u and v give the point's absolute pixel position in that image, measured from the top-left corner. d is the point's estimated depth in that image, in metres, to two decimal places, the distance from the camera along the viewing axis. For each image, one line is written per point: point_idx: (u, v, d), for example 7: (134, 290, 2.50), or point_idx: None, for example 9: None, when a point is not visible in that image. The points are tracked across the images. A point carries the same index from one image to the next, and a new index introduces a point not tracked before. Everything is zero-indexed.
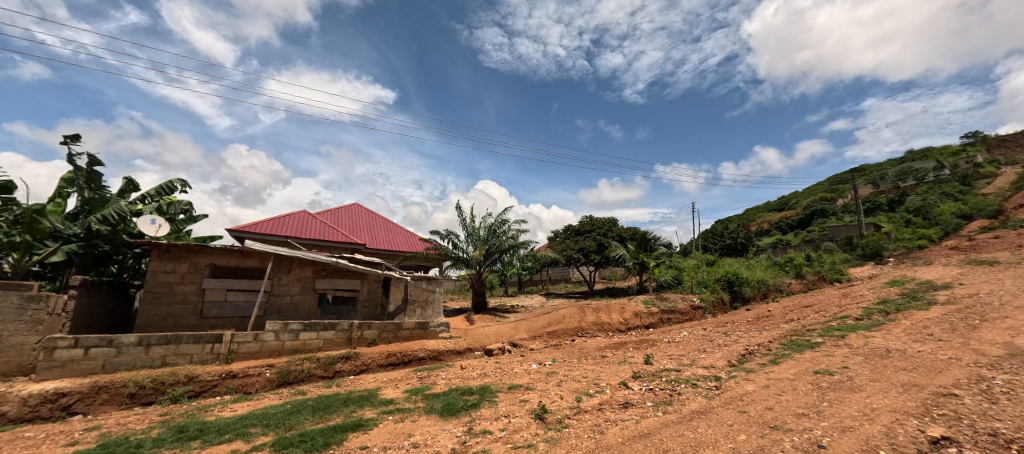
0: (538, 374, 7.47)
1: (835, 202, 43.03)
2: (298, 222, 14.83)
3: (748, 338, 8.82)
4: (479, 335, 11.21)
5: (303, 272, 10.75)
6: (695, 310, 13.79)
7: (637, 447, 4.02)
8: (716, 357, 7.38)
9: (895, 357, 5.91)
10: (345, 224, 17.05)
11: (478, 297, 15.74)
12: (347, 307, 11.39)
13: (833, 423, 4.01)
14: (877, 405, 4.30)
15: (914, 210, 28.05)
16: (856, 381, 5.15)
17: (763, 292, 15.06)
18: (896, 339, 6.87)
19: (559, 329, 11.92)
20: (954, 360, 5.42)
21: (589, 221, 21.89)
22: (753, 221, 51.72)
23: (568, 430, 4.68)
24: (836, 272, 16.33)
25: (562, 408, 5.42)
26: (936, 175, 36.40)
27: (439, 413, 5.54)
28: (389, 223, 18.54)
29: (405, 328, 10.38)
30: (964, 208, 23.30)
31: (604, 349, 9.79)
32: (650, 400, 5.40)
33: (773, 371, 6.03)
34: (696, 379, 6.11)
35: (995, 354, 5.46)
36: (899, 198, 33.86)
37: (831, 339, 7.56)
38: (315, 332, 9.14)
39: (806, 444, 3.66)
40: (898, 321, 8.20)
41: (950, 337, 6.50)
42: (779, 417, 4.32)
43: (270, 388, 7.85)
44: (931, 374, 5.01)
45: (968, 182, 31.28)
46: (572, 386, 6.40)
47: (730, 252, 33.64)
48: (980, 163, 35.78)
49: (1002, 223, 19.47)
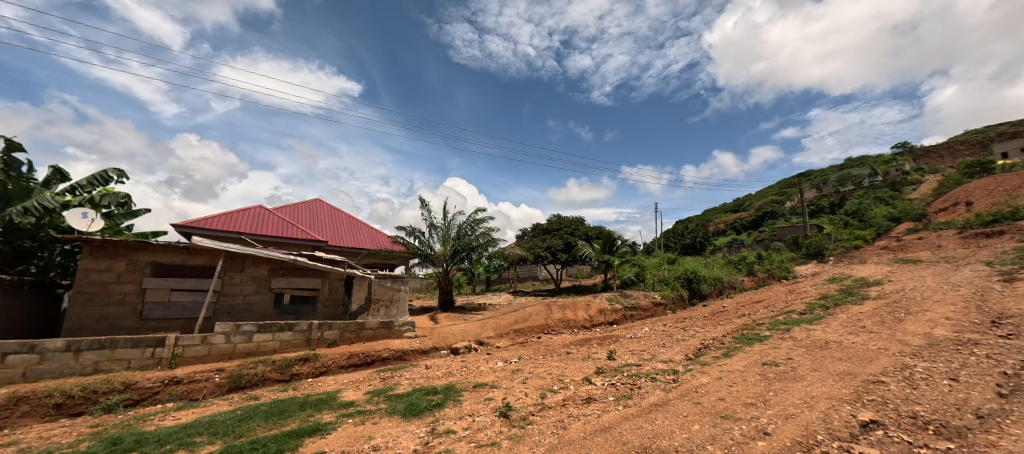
0: (504, 372, 7.50)
1: (784, 204, 46.01)
2: (253, 218, 14.03)
3: (704, 333, 9.25)
4: (446, 334, 11.07)
5: (258, 270, 10.20)
6: (656, 306, 14.31)
7: (598, 441, 4.10)
8: (675, 351, 7.71)
9: (832, 348, 6.39)
10: (306, 220, 16.33)
11: (446, 295, 15.58)
12: (306, 307, 10.92)
13: (777, 411, 4.28)
14: (816, 393, 4.64)
15: (851, 213, 30.49)
16: (798, 371, 5.53)
17: (719, 289, 15.85)
18: (834, 331, 7.44)
19: (526, 326, 11.99)
20: (883, 350, 5.93)
21: (557, 220, 22.16)
22: (711, 221, 54.38)
23: (532, 427, 4.72)
24: (784, 269, 17.48)
25: (526, 405, 5.47)
26: (871, 180, 39.71)
27: (401, 414, 5.42)
28: (352, 220, 17.92)
29: (369, 328, 10.10)
30: (893, 211, 25.59)
31: (569, 346, 9.97)
32: (612, 395, 5.54)
33: (726, 364, 6.36)
34: (656, 372, 6.34)
35: (917, 344, 6.03)
36: (838, 201, 36.71)
37: (777, 332, 8.09)
38: (271, 334, 8.70)
39: (753, 432, 3.89)
40: (837, 315, 8.87)
41: (879, 329, 7.12)
42: (729, 407, 4.57)
43: (220, 393, 7.38)
44: (863, 363, 5.45)
45: (897, 188, 34.34)
46: (537, 383, 6.45)
47: (689, 250, 35.22)
48: (907, 171, 39.36)
49: (925, 225, 21.54)
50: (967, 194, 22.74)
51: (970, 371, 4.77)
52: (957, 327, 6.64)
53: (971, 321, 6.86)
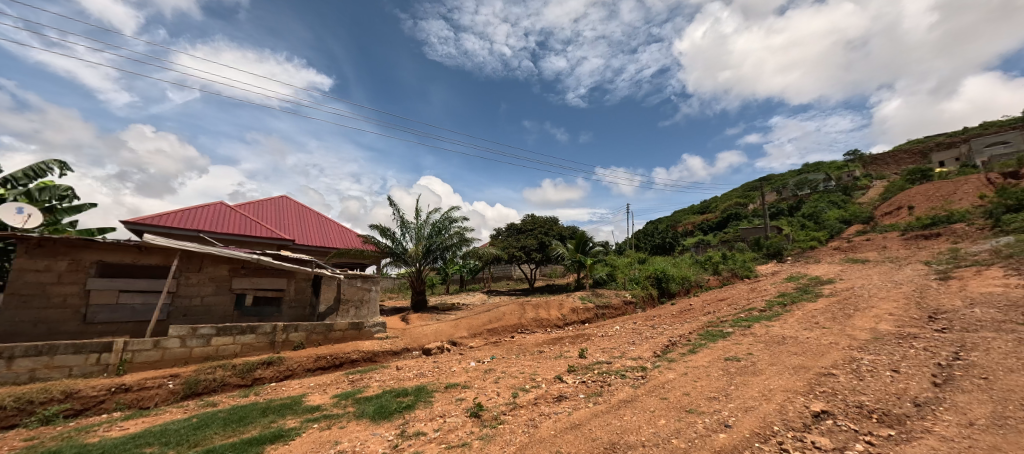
0: (476, 372, 7.47)
1: (748, 207, 48.18)
2: (213, 215, 13.32)
3: (672, 330, 9.56)
4: (418, 335, 10.90)
5: (217, 270, 9.71)
6: (627, 305, 14.65)
7: (568, 438, 4.16)
8: (644, 348, 7.93)
9: (789, 343, 6.74)
10: (271, 217, 15.65)
11: (418, 295, 15.35)
12: (270, 308, 10.48)
13: (738, 404, 4.47)
14: (774, 386, 4.88)
15: (808, 215, 32.34)
16: (758, 365, 5.81)
17: (687, 288, 16.41)
18: (791, 327, 7.86)
19: (499, 326, 11.99)
20: (834, 344, 6.31)
21: (531, 220, 22.28)
22: (680, 222, 56.28)
23: (503, 426, 4.72)
24: (746, 269, 18.31)
25: (497, 405, 5.46)
26: (825, 185, 42.21)
27: (370, 417, 5.29)
28: (321, 217, 17.33)
29: (337, 330, 9.82)
30: (844, 214, 27.34)
31: (542, 344, 10.05)
32: (583, 392, 5.63)
33: (692, 360, 6.59)
34: (625, 369, 6.50)
35: (863, 338, 6.47)
36: (796, 204, 38.80)
37: (739, 328, 8.47)
38: (231, 337, 8.28)
39: (715, 424, 4.05)
40: (793, 311, 9.39)
41: (831, 324, 7.59)
42: (694, 401, 4.73)
43: (173, 401, 6.96)
44: (815, 357, 5.79)
45: (848, 193, 36.68)
46: (509, 383, 6.46)
47: (658, 250, 36.31)
48: (858, 177, 42.14)
49: (872, 228, 23.11)
50: (909, 199, 24.58)
51: (910, 362, 5.16)
52: (899, 322, 7.17)
53: (911, 316, 7.43)
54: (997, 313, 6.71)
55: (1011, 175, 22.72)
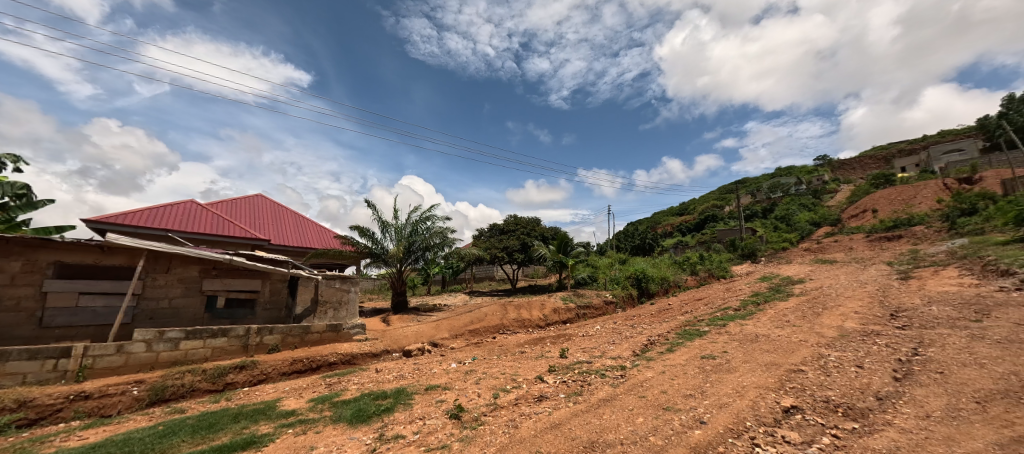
0: (457, 373, 7.42)
1: (724, 208, 49.60)
2: (183, 214, 12.79)
3: (651, 330, 9.74)
4: (398, 336, 10.74)
5: (187, 271, 9.34)
6: (608, 305, 14.85)
7: (548, 438, 4.18)
8: (623, 347, 8.04)
9: (761, 341, 6.96)
10: (245, 216, 15.14)
11: (399, 296, 15.14)
12: (244, 310, 10.14)
13: (713, 401, 4.58)
14: (747, 383, 5.03)
15: (780, 217, 33.53)
16: (732, 362, 5.98)
17: (666, 288, 16.74)
18: (763, 325, 8.13)
19: (481, 327, 11.95)
20: (804, 342, 6.55)
21: (514, 221, 22.30)
22: (660, 223, 57.42)
23: (483, 427, 4.70)
24: (722, 269, 18.82)
25: (478, 406, 5.44)
26: (797, 189, 43.81)
27: (348, 421, 5.18)
28: (298, 217, 16.87)
29: (314, 332, 9.58)
30: (814, 217, 28.45)
31: (524, 345, 10.07)
32: (563, 392, 5.67)
33: (669, 358, 6.72)
34: (605, 369, 6.58)
35: (830, 335, 6.75)
36: (770, 207, 40.15)
37: (715, 327, 8.70)
38: (201, 341, 7.97)
39: (691, 421, 4.14)
40: (766, 310, 9.71)
41: (801, 322, 7.88)
42: (671, 399, 4.83)
43: (138, 408, 6.64)
44: (786, 354, 5.99)
45: (818, 196, 38.20)
46: (490, 384, 6.45)
47: (638, 251, 36.96)
48: (826, 181, 43.98)
49: (840, 230, 24.14)
50: (874, 203, 25.78)
51: (873, 358, 5.41)
52: (863, 320, 7.51)
53: (874, 314, 7.79)
54: (952, 310, 7.11)
55: (965, 181, 24.13)
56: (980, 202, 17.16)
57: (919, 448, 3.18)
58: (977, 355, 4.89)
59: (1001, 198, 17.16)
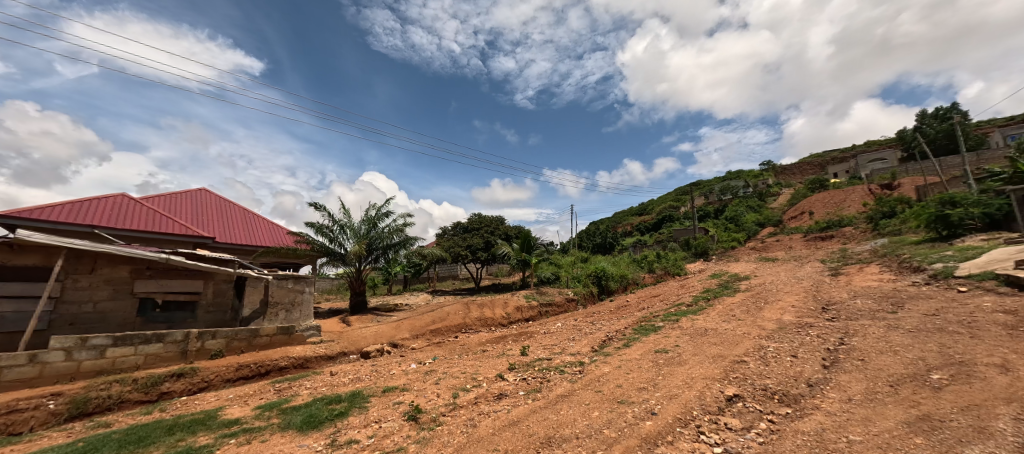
0: (416, 374, 7.29)
1: (680, 208, 52.14)
2: (112, 208, 11.63)
3: (609, 326, 10.05)
4: (356, 338, 10.38)
5: (115, 272, 8.52)
6: (569, 302, 15.15)
7: (506, 436, 4.19)
8: (582, 344, 8.22)
9: (710, 334, 7.37)
10: (186, 211, 14.04)
11: (357, 296, 14.63)
12: (182, 314, 9.40)
13: (664, 393, 4.79)
14: (695, 374, 5.31)
15: (730, 217, 35.70)
16: (682, 356, 6.28)
17: (624, 285, 17.31)
18: (712, 320, 8.61)
19: (442, 326, 11.80)
20: (747, 334, 7.01)
21: (478, 219, 22.22)
22: (620, 223, 59.37)
23: (441, 428, 4.64)
24: (677, 267, 19.77)
25: (437, 406, 5.37)
26: (744, 191, 46.71)
27: (297, 428, 4.93)
28: (246, 213, 15.84)
29: (263, 335, 9.07)
30: (759, 218, 30.53)
31: (485, 343, 10.07)
32: (523, 389, 5.71)
33: (625, 353, 6.96)
34: (564, 365, 6.70)
35: (770, 328, 7.26)
36: (720, 208, 42.56)
37: (669, 322, 9.11)
38: (132, 347, 7.30)
39: (643, 413, 4.31)
40: (714, 305, 10.29)
41: (745, 316, 8.42)
42: (625, 393, 5.00)
43: (56, 423, 5.97)
44: (731, 346, 6.38)
45: (762, 198, 41.02)
46: (449, 383, 6.38)
47: (600, 249, 38.11)
48: (770, 184, 47.32)
49: (782, 230, 26.08)
50: (810, 205, 28.03)
51: (806, 348, 5.87)
52: (799, 313, 8.15)
53: (809, 308, 8.46)
54: (873, 303, 7.88)
55: (887, 186, 26.79)
56: (897, 206, 19.14)
57: (842, 428, 3.49)
58: (892, 343, 5.44)
59: (914, 203, 19.21)
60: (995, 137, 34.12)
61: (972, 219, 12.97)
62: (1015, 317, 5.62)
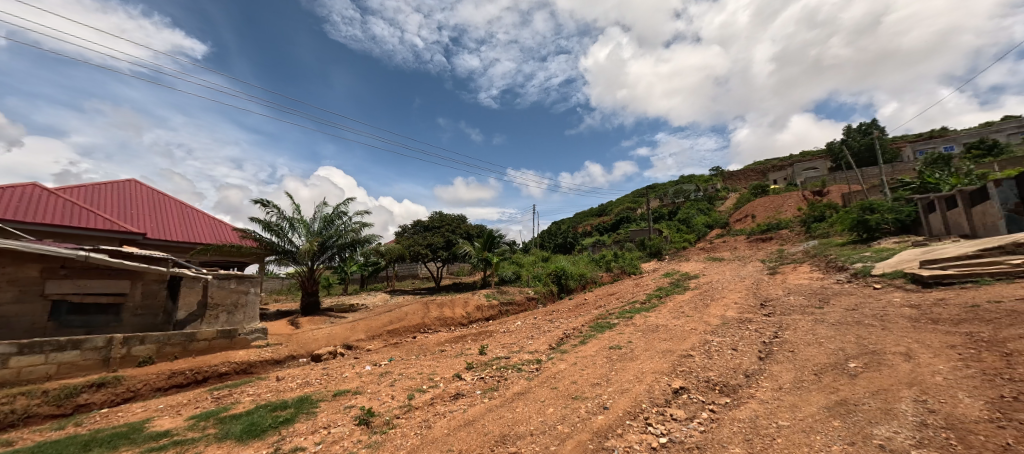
0: (371, 376, 7.06)
1: (637, 210, 54.33)
2: (20, 198, 10.28)
3: (567, 324, 10.28)
4: (306, 340, 9.89)
5: (22, 272, 7.53)
6: (529, 301, 15.29)
7: (461, 436, 4.16)
8: (540, 342, 8.34)
9: (660, 330, 7.75)
10: (112, 203, 12.69)
11: (309, 297, 13.89)
12: (104, 317, 8.45)
13: (616, 388, 4.96)
14: (645, 369, 5.54)
15: (682, 219, 37.70)
16: (634, 351, 6.54)
17: (583, 284, 17.74)
18: (663, 316, 9.04)
19: (400, 327, 11.51)
20: (694, 330, 7.43)
21: (439, 218, 21.92)
22: (581, 223, 60.89)
23: (394, 431, 4.52)
24: (632, 266, 20.56)
25: (391, 409, 5.22)
26: (695, 195, 49.39)
27: (236, 438, 4.60)
28: (184, 207, 14.59)
29: (201, 339, 8.42)
30: (708, 220, 32.47)
31: (444, 343, 9.93)
32: (480, 388, 5.69)
33: (581, 350, 7.14)
34: (522, 363, 6.76)
35: (714, 323, 7.74)
36: (673, 210, 44.74)
37: (623, 319, 9.46)
38: (42, 356, 6.50)
39: (595, 408, 4.44)
40: (665, 303, 10.82)
41: (693, 313, 8.91)
42: (579, 388, 5.13)
43: None
44: (679, 342, 6.71)
45: (711, 202, 43.63)
46: (405, 385, 6.23)
47: (560, 249, 38.93)
48: (718, 189, 50.42)
49: (728, 232, 27.87)
50: (752, 209, 30.17)
51: (745, 342, 6.31)
52: (740, 309, 8.76)
53: (749, 304, 9.11)
54: (804, 299, 8.62)
55: (818, 193, 29.35)
56: (826, 211, 21.04)
57: (772, 415, 3.78)
58: (818, 336, 5.97)
59: (841, 208, 21.19)
60: (906, 152, 38.40)
61: (887, 224, 14.53)
62: (918, 310, 6.36)
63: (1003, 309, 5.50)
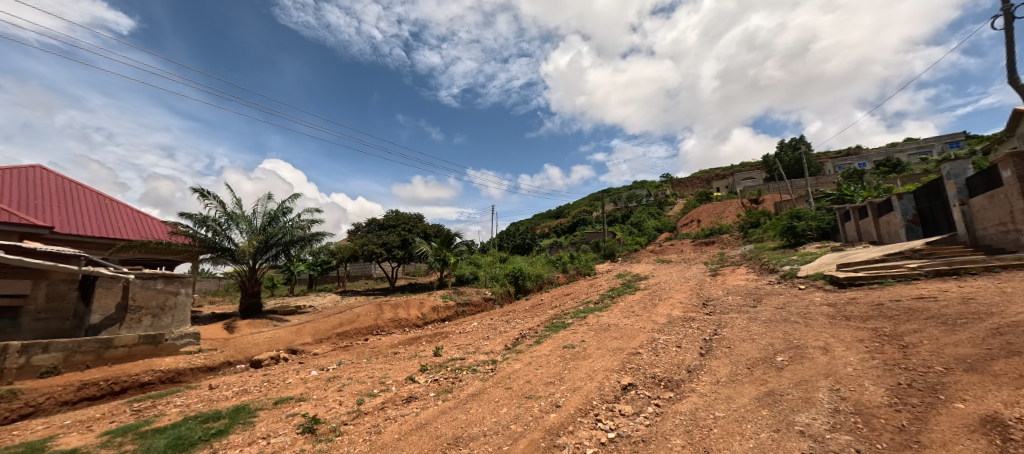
0: (318, 381, 6.71)
1: (593, 212, 56.09)
2: None
3: (523, 324, 10.38)
4: (245, 344, 9.21)
5: None
6: (486, 301, 15.24)
7: (412, 439, 4.06)
8: (496, 342, 8.35)
9: (612, 329, 8.03)
10: (10, 190, 11.05)
11: (250, 298, 12.85)
12: None
13: (569, 386, 5.07)
14: (597, 366, 5.73)
15: (634, 222, 39.39)
16: (587, 350, 6.73)
17: (540, 284, 17.98)
18: (615, 316, 9.38)
19: (351, 329, 11.03)
20: (643, 328, 7.79)
21: (395, 216, 21.33)
22: (539, 225, 61.78)
23: (341, 438, 4.33)
24: (587, 267, 21.17)
25: (338, 415, 5.00)
26: (647, 200, 51.82)
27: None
28: (101, 197, 13.03)
29: (120, 346, 7.58)
30: (658, 224, 34.19)
31: (397, 345, 9.64)
32: (433, 391, 5.59)
33: (536, 350, 7.24)
34: (477, 364, 6.72)
35: (661, 322, 8.15)
36: (626, 214, 46.64)
37: (577, 319, 9.69)
38: None
39: (548, 406, 4.51)
40: (617, 303, 11.24)
41: (642, 312, 9.33)
42: (533, 388, 5.19)
43: None
44: (629, 340, 6.99)
45: (661, 206, 45.98)
46: (354, 389, 5.98)
47: (518, 250, 39.30)
48: (667, 194, 53.25)
49: (676, 235, 29.50)
50: (698, 215, 32.17)
51: (689, 339, 6.70)
52: (685, 308, 9.30)
53: (693, 304, 9.69)
54: (740, 299, 9.32)
55: (754, 201, 31.87)
56: (761, 218, 22.87)
57: (710, 407, 4.05)
58: (752, 333, 6.48)
59: (773, 216, 23.11)
60: (828, 167, 42.73)
61: (811, 230, 16.09)
62: (835, 308, 7.08)
63: (902, 307, 6.29)
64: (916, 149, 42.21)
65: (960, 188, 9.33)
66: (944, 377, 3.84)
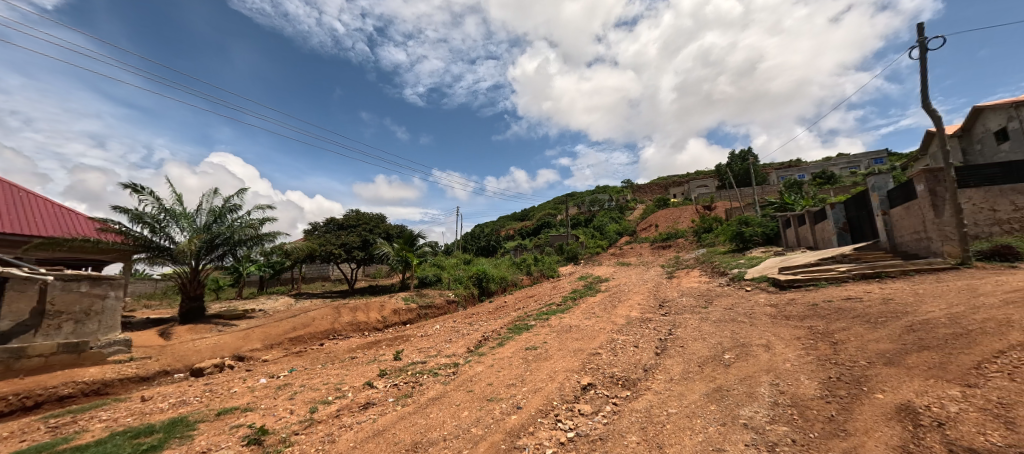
0: (267, 389, 6.34)
1: (557, 216, 57.03)
2: None
3: (486, 326, 10.34)
4: (185, 352, 8.53)
5: None
6: (449, 304, 15.02)
7: (368, 447, 3.92)
8: (459, 345, 8.26)
9: (573, 331, 8.19)
10: None
11: (191, 302, 11.89)
12: None
13: (530, 388, 5.11)
14: (558, 367, 5.81)
15: (596, 226, 40.48)
16: (549, 351, 6.81)
17: (504, 286, 17.99)
18: (576, 317, 9.57)
19: (305, 333, 10.51)
20: (602, 329, 8.01)
21: (355, 216, 20.63)
22: (504, 227, 61.93)
23: (292, 448, 4.11)
24: (551, 269, 21.47)
25: (289, 425, 4.74)
26: (609, 204, 53.47)
27: None
28: (15, 188, 11.58)
29: (31, 357, 6.87)
30: (619, 227, 35.33)
31: (355, 350, 9.29)
32: (392, 395, 5.44)
33: (498, 352, 7.23)
34: (438, 367, 6.62)
35: (621, 323, 8.40)
36: (590, 217, 47.85)
37: (539, 321, 9.80)
38: None
39: (510, 408, 4.52)
40: (578, 305, 11.48)
41: (603, 314, 9.58)
42: (495, 390, 5.18)
43: None
44: (589, 341, 7.15)
45: (622, 211, 47.56)
46: (307, 397, 5.70)
47: (483, 252, 39.18)
48: (628, 200, 55.15)
49: (635, 239, 30.59)
50: (656, 219, 33.56)
51: (646, 339, 6.94)
52: (642, 309, 9.67)
53: (650, 305, 10.10)
54: (693, 300, 9.80)
55: (707, 207, 33.71)
56: (713, 223, 24.20)
57: (663, 404, 4.22)
58: (703, 332, 6.83)
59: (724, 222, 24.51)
60: (772, 177, 46.02)
61: (757, 236, 17.21)
62: (777, 309, 7.62)
63: (833, 307, 6.88)
64: (847, 163, 46.39)
65: (883, 199, 10.36)
66: (867, 370, 4.24)
